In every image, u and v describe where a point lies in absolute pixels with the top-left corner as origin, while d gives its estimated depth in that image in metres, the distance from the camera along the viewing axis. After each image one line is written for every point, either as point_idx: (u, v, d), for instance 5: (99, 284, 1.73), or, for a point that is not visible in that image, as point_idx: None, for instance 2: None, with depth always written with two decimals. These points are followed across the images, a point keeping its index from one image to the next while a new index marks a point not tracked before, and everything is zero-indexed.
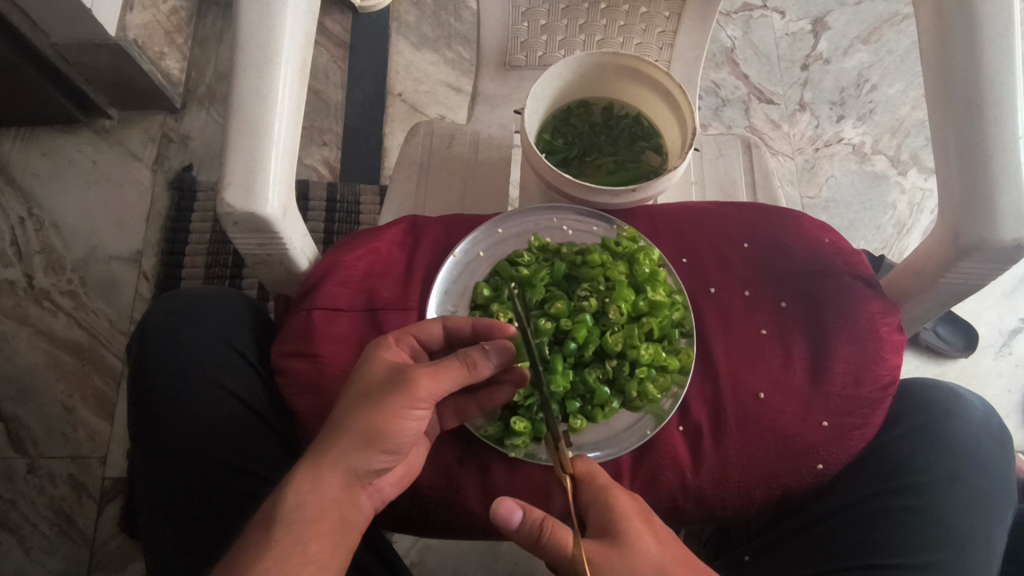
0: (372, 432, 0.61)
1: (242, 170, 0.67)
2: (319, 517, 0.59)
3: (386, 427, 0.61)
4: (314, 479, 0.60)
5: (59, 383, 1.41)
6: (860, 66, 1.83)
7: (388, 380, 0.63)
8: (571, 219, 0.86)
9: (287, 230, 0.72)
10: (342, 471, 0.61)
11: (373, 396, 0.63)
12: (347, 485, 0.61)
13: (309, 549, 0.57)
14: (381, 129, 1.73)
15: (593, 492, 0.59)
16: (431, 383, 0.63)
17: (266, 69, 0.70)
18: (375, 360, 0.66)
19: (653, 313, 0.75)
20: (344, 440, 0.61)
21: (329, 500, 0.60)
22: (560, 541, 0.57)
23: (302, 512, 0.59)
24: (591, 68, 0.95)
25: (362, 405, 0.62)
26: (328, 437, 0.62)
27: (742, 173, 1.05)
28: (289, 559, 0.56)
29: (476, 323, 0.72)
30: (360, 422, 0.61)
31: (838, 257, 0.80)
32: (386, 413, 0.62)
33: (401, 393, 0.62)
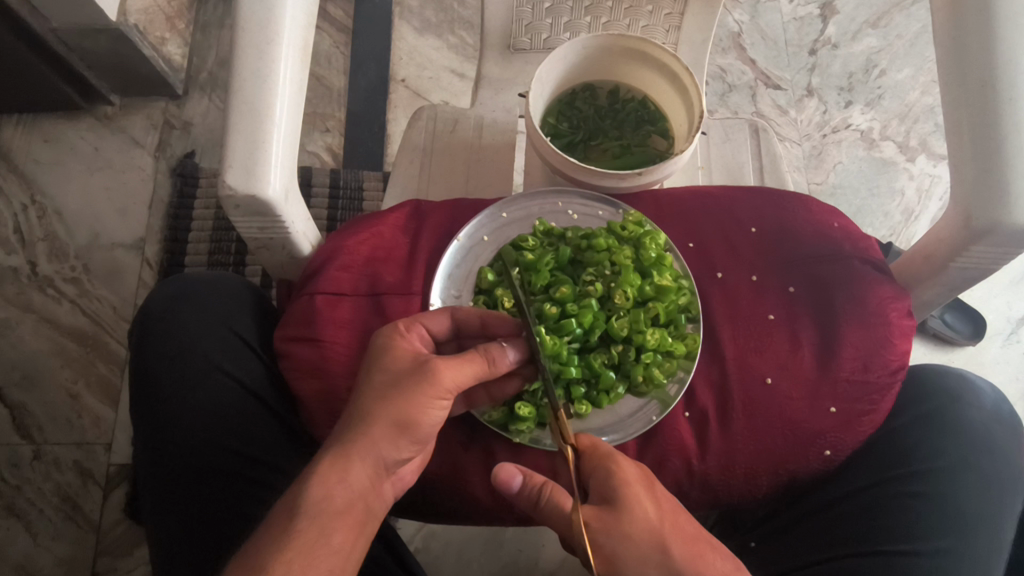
0: (401, 422, 0.61)
1: (244, 154, 0.66)
2: (346, 509, 0.59)
3: (414, 418, 0.61)
4: (341, 470, 0.60)
5: (64, 370, 1.41)
6: (868, 51, 1.80)
7: (412, 371, 0.62)
8: (577, 203, 0.84)
9: (288, 213, 0.71)
10: (371, 462, 0.61)
11: (399, 387, 0.62)
12: (373, 476, 0.61)
13: (333, 540, 0.58)
14: (385, 115, 1.72)
15: (595, 462, 0.61)
16: (456, 375, 0.62)
17: (268, 50, 0.69)
18: (394, 352, 0.64)
19: (659, 299, 0.74)
20: (372, 431, 0.61)
21: (356, 491, 0.60)
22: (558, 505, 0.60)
23: (328, 503, 0.59)
24: (597, 50, 0.94)
25: (388, 396, 0.61)
26: (353, 431, 0.61)
27: (750, 158, 1.04)
28: (312, 552, 0.56)
29: (484, 315, 0.70)
30: (387, 412, 0.61)
31: (846, 241, 0.79)
32: (414, 405, 0.61)
33: (428, 385, 0.61)
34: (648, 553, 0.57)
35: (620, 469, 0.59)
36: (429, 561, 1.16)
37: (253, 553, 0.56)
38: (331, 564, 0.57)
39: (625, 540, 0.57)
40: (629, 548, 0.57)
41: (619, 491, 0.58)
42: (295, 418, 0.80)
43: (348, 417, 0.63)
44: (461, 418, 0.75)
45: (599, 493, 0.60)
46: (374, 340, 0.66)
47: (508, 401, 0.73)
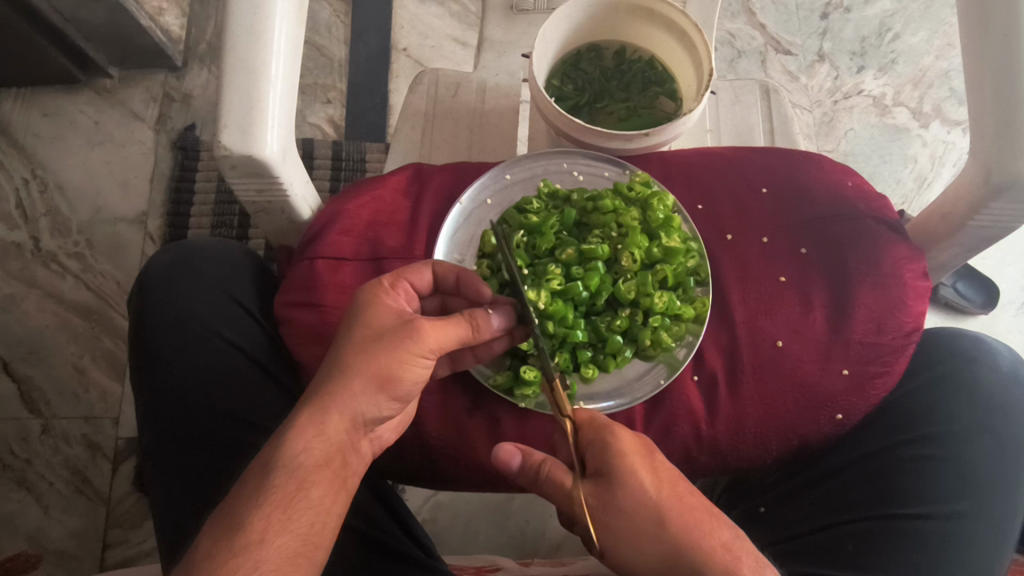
0: (383, 377, 0.60)
1: (239, 112, 0.64)
2: (323, 463, 0.58)
3: (395, 373, 0.60)
4: (318, 423, 0.59)
5: (70, 344, 1.41)
6: (882, 14, 1.80)
7: (397, 327, 0.62)
8: (582, 164, 0.82)
9: (287, 174, 0.69)
10: (349, 416, 0.60)
11: (383, 343, 0.61)
12: (351, 431, 0.60)
13: (311, 494, 0.57)
14: (387, 86, 1.74)
15: (592, 433, 0.60)
16: (439, 336, 0.62)
17: (261, 3, 0.66)
18: (379, 305, 0.63)
19: (667, 261, 0.72)
20: (351, 382, 0.60)
21: (334, 445, 0.59)
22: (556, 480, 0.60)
23: (307, 457, 0.57)
24: (602, 9, 0.92)
25: (370, 351, 0.60)
26: (334, 380, 0.60)
27: (760, 120, 1.01)
28: (291, 506, 0.55)
29: (462, 274, 0.69)
30: (369, 365, 0.60)
31: (861, 200, 0.77)
32: (397, 361, 0.60)
33: (412, 342, 0.61)
34: (645, 526, 0.56)
35: (616, 441, 0.58)
36: (436, 532, 1.16)
37: (234, 502, 0.55)
38: (311, 517, 0.56)
39: (619, 513, 0.57)
40: (624, 521, 0.56)
41: (614, 463, 0.57)
42: (295, 385, 0.79)
43: (327, 369, 0.61)
44: (466, 382, 0.74)
45: (596, 466, 0.59)
46: (357, 294, 0.65)
47: (513, 364, 0.72)
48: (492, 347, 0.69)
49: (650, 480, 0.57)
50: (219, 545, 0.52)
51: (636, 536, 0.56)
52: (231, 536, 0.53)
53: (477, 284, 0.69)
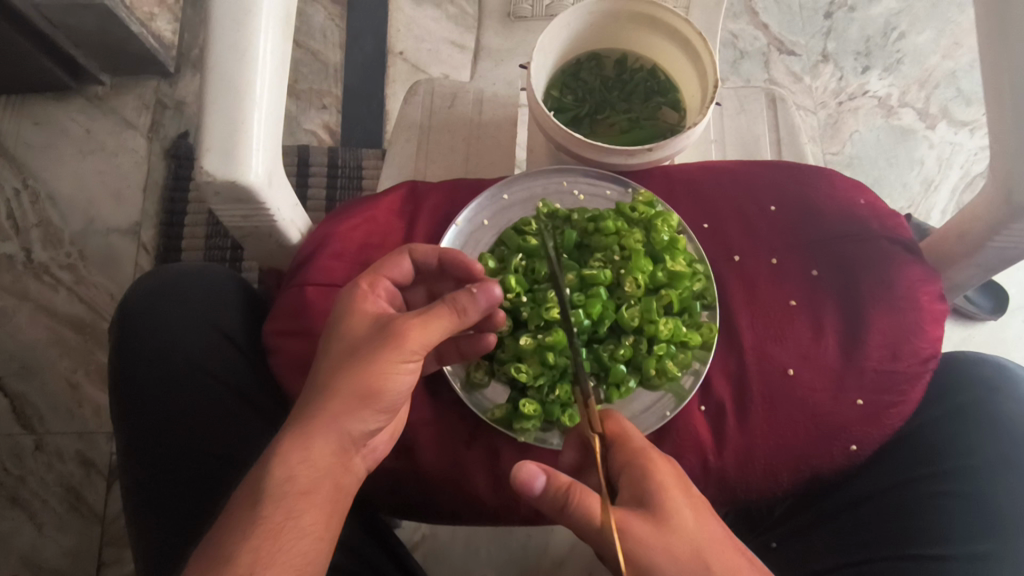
0: (365, 391, 0.57)
1: (222, 136, 0.61)
2: (312, 487, 0.55)
3: (379, 378, 0.58)
4: (303, 445, 0.55)
5: (63, 359, 1.38)
6: (887, 13, 1.77)
7: (376, 331, 0.59)
8: (582, 182, 0.79)
9: (273, 198, 0.66)
10: (335, 432, 0.57)
11: (362, 350, 0.58)
12: (340, 449, 0.57)
13: (302, 522, 0.53)
14: (383, 91, 1.71)
15: (628, 458, 0.56)
16: (422, 332, 0.59)
17: (245, 19, 0.63)
18: (355, 317, 0.61)
19: (672, 286, 0.69)
20: (333, 395, 0.57)
21: (323, 468, 0.56)
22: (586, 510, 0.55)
23: (294, 484, 0.54)
24: (603, 17, 0.89)
25: (350, 359, 0.58)
26: (314, 398, 0.57)
27: (766, 129, 0.98)
28: (283, 534, 0.52)
29: (443, 253, 0.67)
30: (349, 375, 0.57)
31: (874, 219, 0.74)
32: (379, 365, 0.57)
33: (392, 344, 0.58)
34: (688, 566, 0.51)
35: (658, 471, 0.55)
36: (436, 551, 1.14)
37: (223, 534, 0.52)
38: (307, 546, 0.53)
39: (661, 551, 0.51)
40: (665, 561, 0.51)
41: (657, 494, 0.54)
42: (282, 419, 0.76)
43: (307, 390, 0.59)
44: (464, 411, 0.71)
45: (633, 496, 0.55)
46: (337, 307, 0.64)
47: (512, 397, 0.68)
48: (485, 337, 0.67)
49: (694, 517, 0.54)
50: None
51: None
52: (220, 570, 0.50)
53: (462, 258, 0.68)
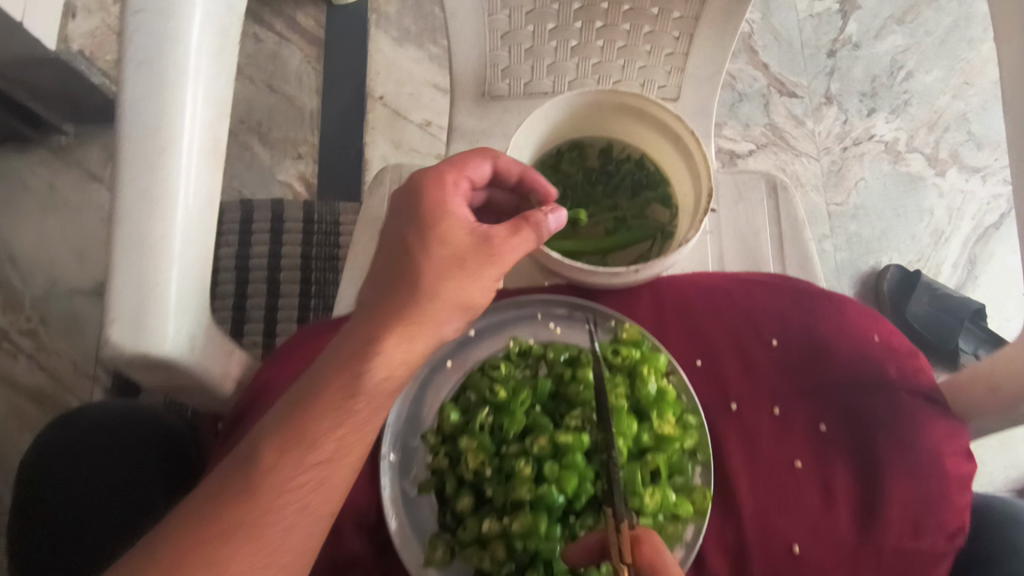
0: (467, 302, 0.57)
1: (133, 303, 0.53)
2: (362, 426, 0.52)
3: (469, 288, 0.56)
4: (370, 364, 0.52)
5: (23, 434, 1.30)
6: (893, 50, 1.67)
7: (473, 240, 0.57)
8: (559, 313, 0.70)
9: (199, 357, 0.58)
10: (411, 354, 0.54)
11: (460, 259, 0.56)
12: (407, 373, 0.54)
13: (338, 471, 0.51)
14: (362, 139, 1.62)
15: None
16: (516, 248, 0.59)
17: (159, 161, 0.55)
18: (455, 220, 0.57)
19: (659, 449, 0.62)
20: (421, 301, 0.54)
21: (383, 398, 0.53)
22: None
23: (340, 439, 0.51)
24: (585, 108, 0.80)
25: (446, 266, 0.55)
26: (398, 301, 0.54)
27: (768, 222, 0.90)
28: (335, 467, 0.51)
29: (526, 172, 0.67)
30: (440, 283, 0.55)
31: (891, 363, 0.66)
32: (474, 275, 0.57)
33: (489, 257, 0.57)
34: None
35: None
36: None
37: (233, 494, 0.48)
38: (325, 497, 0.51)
39: None
40: None
41: None
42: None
43: (383, 300, 0.55)
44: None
45: None
46: (421, 199, 0.58)
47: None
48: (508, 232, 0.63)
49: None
50: (224, 545, 0.47)
51: None
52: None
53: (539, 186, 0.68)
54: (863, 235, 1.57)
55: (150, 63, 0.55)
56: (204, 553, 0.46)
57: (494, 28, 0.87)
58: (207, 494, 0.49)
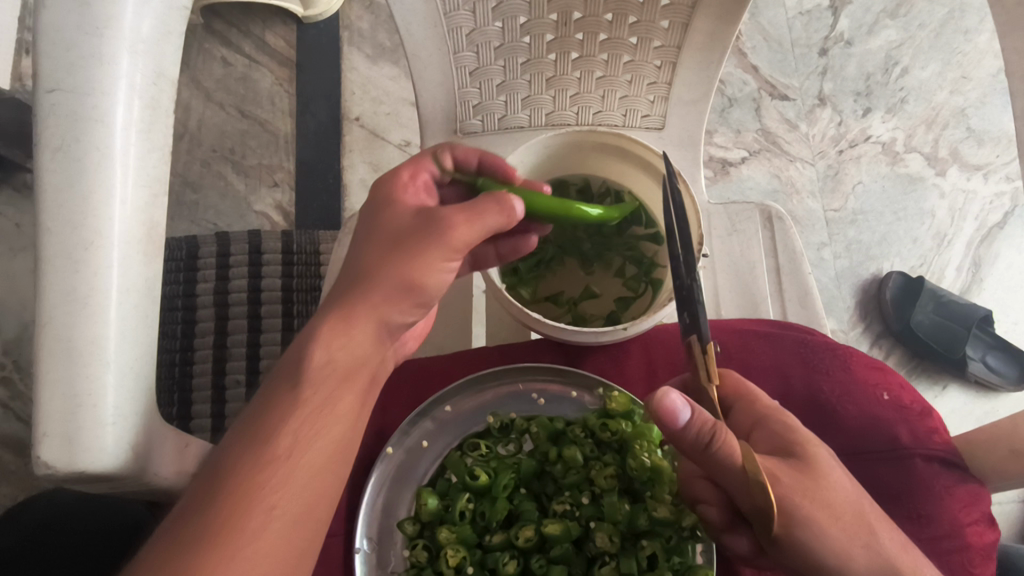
0: (415, 283, 0.54)
1: (61, 415, 0.47)
2: (349, 367, 0.52)
3: (422, 277, 0.54)
4: (343, 326, 0.52)
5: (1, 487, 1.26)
6: (887, 46, 1.61)
7: (421, 221, 0.56)
8: (542, 384, 0.65)
9: (148, 463, 0.52)
10: (377, 320, 0.53)
11: (417, 236, 0.55)
12: (377, 341, 0.54)
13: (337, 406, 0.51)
14: (340, 163, 1.56)
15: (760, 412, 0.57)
16: (470, 231, 0.55)
17: (85, 256, 0.49)
18: (394, 203, 0.58)
19: (656, 533, 0.57)
20: (381, 278, 0.53)
21: (360, 351, 0.53)
22: (729, 450, 0.50)
23: (333, 369, 0.51)
24: (562, 148, 0.75)
25: (397, 251, 0.54)
26: (363, 273, 0.54)
27: (764, 254, 0.84)
28: (321, 420, 0.50)
29: (482, 156, 0.67)
30: (395, 269, 0.53)
31: (902, 426, 0.66)
32: (425, 263, 0.54)
33: (439, 240, 0.54)
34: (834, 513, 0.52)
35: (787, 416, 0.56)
36: None
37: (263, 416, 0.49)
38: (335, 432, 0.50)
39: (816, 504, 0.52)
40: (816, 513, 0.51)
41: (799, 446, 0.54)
42: None
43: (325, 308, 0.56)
44: None
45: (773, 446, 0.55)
46: (376, 192, 0.59)
47: None
48: (530, 242, 0.70)
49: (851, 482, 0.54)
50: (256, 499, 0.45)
51: (822, 518, 0.51)
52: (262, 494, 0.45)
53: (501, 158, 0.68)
54: (863, 241, 1.51)
55: (69, 147, 0.50)
56: (234, 515, 0.44)
57: (460, 66, 0.81)
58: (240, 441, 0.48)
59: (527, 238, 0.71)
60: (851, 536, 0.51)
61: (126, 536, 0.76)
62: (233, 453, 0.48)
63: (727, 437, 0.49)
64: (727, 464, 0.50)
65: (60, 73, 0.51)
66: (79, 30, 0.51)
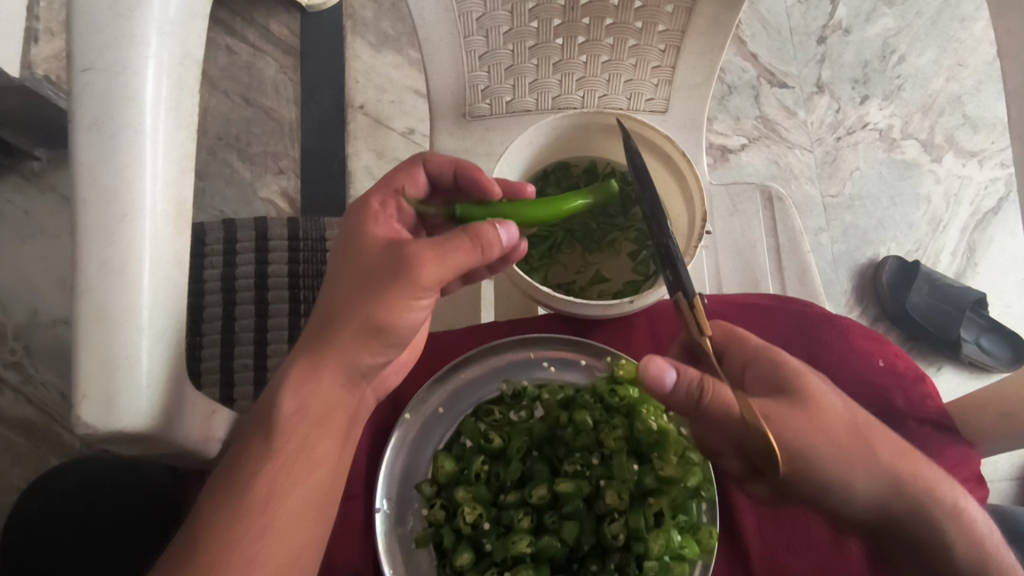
0: (379, 329, 0.57)
1: (100, 378, 0.49)
2: (321, 420, 0.58)
3: (389, 322, 0.57)
4: (314, 377, 0.57)
5: (12, 467, 1.28)
6: (885, 34, 1.63)
7: (387, 262, 0.58)
8: (553, 352, 0.69)
9: (180, 429, 0.55)
10: (344, 369, 0.58)
11: (378, 282, 0.57)
12: (348, 386, 0.59)
13: (314, 452, 0.58)
14: (344, 150, 1.58)
15: (747, 355, 0.62)
16: (436, 273, 0.57)
17: (121, 229, 0.51)
18: (365, 239, 0.61)
19: (664, 491, 0.59)
20: (347, 328, 0.57)
21: (332, 402, 0.59)
22: (722, 401, 0.54)
23: (305, 419, 0.57)
24: (570, 129, 0.77)
25: (362, 298, 0.57)
26: (330, 322, 0.57)
27: (764, 234, 0.87)
28: (295, 468, 0.57)
29: (458, 168, 0.71)
30: (360, 316, 0.57)
31: (898, 392, 0.69)
32: (391, 309, 0.57)
33: (404, 282, 0.56)
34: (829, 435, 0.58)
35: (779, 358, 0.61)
36: None
37: (241, 465, 0.56)
38: (314, 477, 0.58)
39: (811, 431, 0.57)
40: (813, 437, 0.57)
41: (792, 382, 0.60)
42: None
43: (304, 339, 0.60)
44: None
45: (763, 386, 0.60)
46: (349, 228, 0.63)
47: None
48: (520, 248, 0.69)
49: (838, 401, 0.61)
50: (236, 536, 0.53)
51: (817, 441, 0.58)
52: (240, 526, 0.53)
53: (477, 170, 0.70)
54: (860, 226, 1.54)
55: (103, 124, 0.52)
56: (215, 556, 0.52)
57: (469, 50, 0.83)
58: (220, 486, 0.55)
59: (516, 247, 0.69)
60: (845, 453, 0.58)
61: (168, 508, 0.77)
62: (220, 492, 0.55)
63: (717, 390, 0.53)
64: (722, 414, 0.54)
65: (94, 53, 0.53)
66: (112, 12, 0.54)
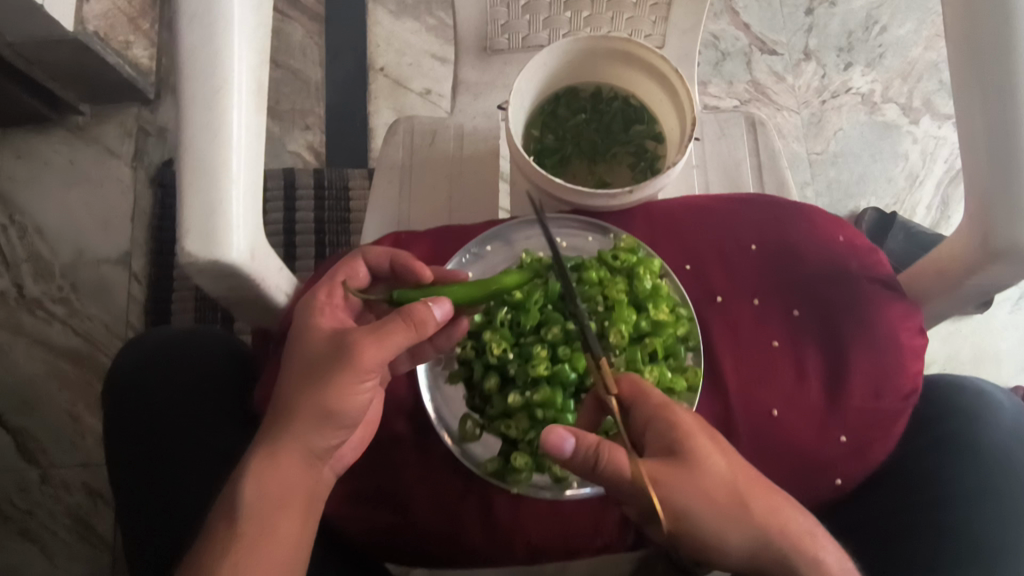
0: (325, 411, 0.64)
1: (202, 215, 0.62)
2: (283, 499, 0.63)
3: (336, 404, 0.64)
4: (272, 456, 0.63)
5: (61, 392, 1.38)
6: (868, 6, 1.76)
7: (328, 352, 0.65)
8: (564, 231, 0.84)
9: (258, 269, 0.67)
10: (299, 453, 0.64)
11: (321, 373, 0.64)
12: (306, 466, 0.65)
13: (280, 528, 0.62)
14: (366, 108, 1.70)
15: (650, 409, 0.64)
16: (375, 354, 0.64)
17: (217, 99, 0.64)
18: (310, 333, 0.67)
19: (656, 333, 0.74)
20: (297, 419, 0.64)
21: (291, 484, 0.64)
22: (617, 464, 0.61)
23: (262, 502, 0.62)
24: (580, 54, 0.89)
25: (308, 388, 0.64)
26: (280, 424, 0.64)
27: (747, 154, 0.99)
28: (263, 537, 0.61)
29: (394, 258, 0.77)
30: (308, 402, 0.64)
31: (851, 260, 0.83)
32: (335, 392, 0.64)
33: (347, 364, 0.64)
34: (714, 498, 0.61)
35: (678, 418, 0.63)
36: None
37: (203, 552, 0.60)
38: (282, 550, 0.62)
39: (694, 495, 0.61)
40: (699, 502, 0.61)
41: (682, 444, 0.62)
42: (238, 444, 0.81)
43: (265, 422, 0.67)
44: (456, 466, 0.76)
45: (659, 446, 0.63)
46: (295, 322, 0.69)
47: (504, 449, 0.73)
48: (462, 325, 0.75)
49: (727, 464, 0.62)
50: None
51: (699, 501, 0.61)
52: None
53: (410, 259, 0.76)
54: (842, 181, 1.67)
55: (202, 19, 0.65)
56: None
57: None
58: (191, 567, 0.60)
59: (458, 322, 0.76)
60: (725, 514, 0.61)
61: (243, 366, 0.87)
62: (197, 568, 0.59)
63: (609, 452, 0.61)
64: (615, 475, 0.61)
65: None
66: None
